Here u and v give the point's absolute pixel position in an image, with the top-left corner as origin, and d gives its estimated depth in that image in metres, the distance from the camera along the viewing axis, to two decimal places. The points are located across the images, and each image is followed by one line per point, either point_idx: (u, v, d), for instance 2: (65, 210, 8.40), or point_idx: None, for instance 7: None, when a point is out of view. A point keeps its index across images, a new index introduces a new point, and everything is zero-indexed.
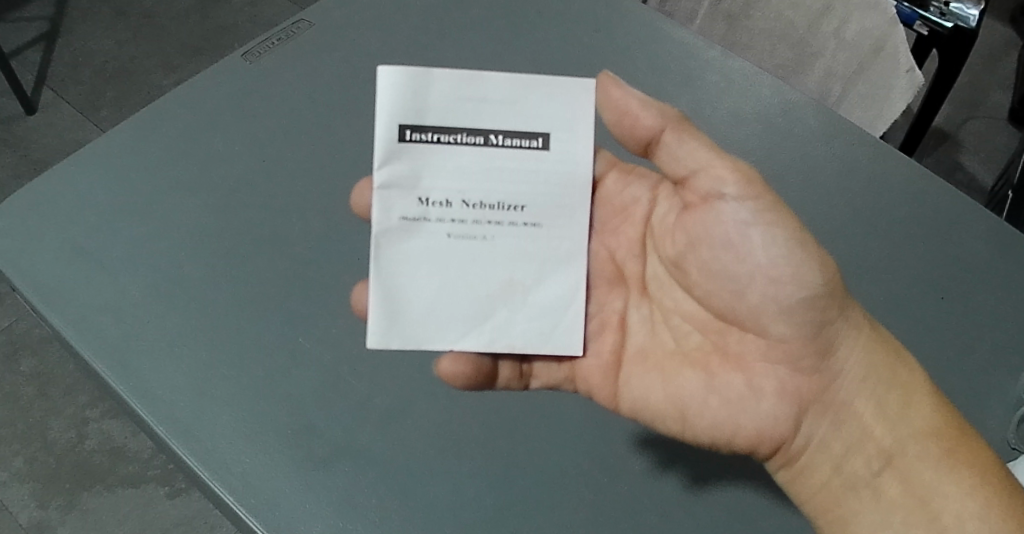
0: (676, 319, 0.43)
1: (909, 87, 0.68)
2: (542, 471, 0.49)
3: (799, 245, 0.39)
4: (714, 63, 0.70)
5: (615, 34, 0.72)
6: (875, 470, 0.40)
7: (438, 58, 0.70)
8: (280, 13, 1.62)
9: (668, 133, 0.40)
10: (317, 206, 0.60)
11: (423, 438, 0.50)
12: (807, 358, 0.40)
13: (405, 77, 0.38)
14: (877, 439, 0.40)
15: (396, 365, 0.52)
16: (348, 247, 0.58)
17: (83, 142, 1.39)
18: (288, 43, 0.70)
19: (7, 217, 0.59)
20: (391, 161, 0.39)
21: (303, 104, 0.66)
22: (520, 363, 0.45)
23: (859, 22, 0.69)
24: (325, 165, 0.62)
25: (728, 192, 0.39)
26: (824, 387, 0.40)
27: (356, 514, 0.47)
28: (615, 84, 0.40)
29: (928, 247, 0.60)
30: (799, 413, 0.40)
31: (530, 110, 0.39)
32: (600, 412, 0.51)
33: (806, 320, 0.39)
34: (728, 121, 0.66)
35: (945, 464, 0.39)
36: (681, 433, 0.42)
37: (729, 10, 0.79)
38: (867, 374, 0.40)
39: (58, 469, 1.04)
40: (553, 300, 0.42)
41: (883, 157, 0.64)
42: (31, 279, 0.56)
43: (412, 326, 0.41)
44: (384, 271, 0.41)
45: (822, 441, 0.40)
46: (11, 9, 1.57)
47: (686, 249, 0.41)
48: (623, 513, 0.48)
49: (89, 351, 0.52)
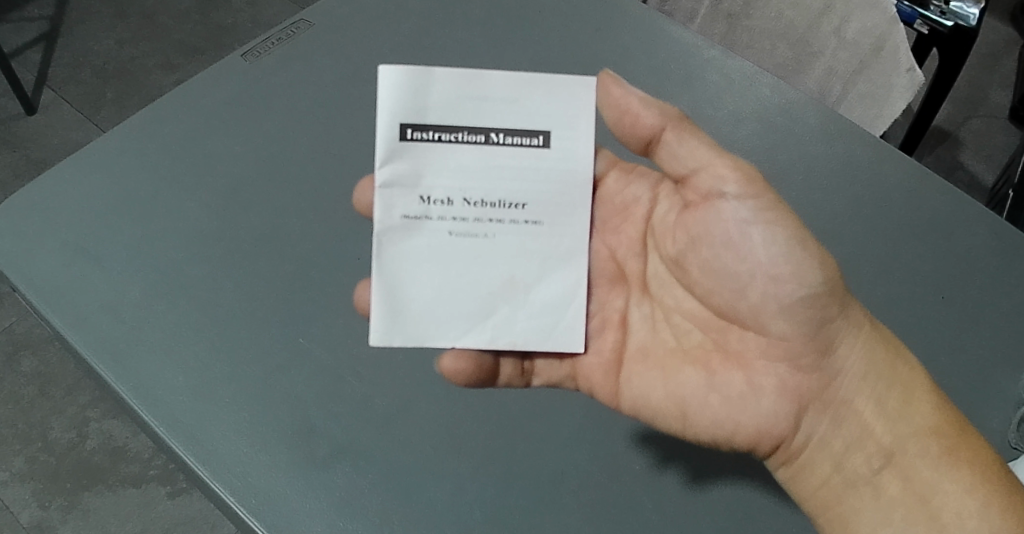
0: (677, 318, 0.43)
1: (909, 86, 0.68)
2: (542, 471, 0.49)
3: (799, 243, 0.39)
4: (714, 62, 0.70)
5: (615, 33, 0.72)
6: (876, 468, 0.40)
7: (438, 57, 0.70)
8: (279, 13, 1.62)
9: (669, 131, 0.40)
10: (317, 205, 0.60)
11: (424, 438, 0.50)
12: (807, 356, 0.40)
13: (407, 76, 0.38)
14: (877, 437, 0.40)
15: (397, 365, 0.52)
16: (348, 246, 0.58)
17: (83, 141, 1.39)
18: (289, 43, 0.70)
19: (6, 217, 0.59)
20: (393, 160, 0.39)
21: (304, 104, 0.66)
22: (522, 361, 0.45)
23: (859, 21, 0.69)
24: (326, 164, 0.62)
25: (728, 191, 0.39)
26: (825, 385, 0.40)
27: (357, 514, 0.47)
28: (615, 82, 0.40)
29: (928, 246, 0.60)
30: (799, 411, 0.40)
31: (530, 108, 0.39)
32: (601, 410, 0.51)
33: (806, 317, 0.39)
34: (729, 120, 0.66)
35: (945, 462, 0.39)
36: (682, 431, 0.42)
37: (728, 10, 0.79)
38: (867, 372, 0.40)
39: (58, 469, 1.04)
40: (554, 298, 0.42)
41: (883, 156, 0.64)
42: (31, 280, 0.56)
43: (414, 324, 0.41)
44: (385, 270, 0.41)
45: (822, 439, 0.40)
46: (11, 10, 1.58)
47: (687, 248, 0.41)
48: (623, 513, 0.48)
49: (89, 351, 0.52)
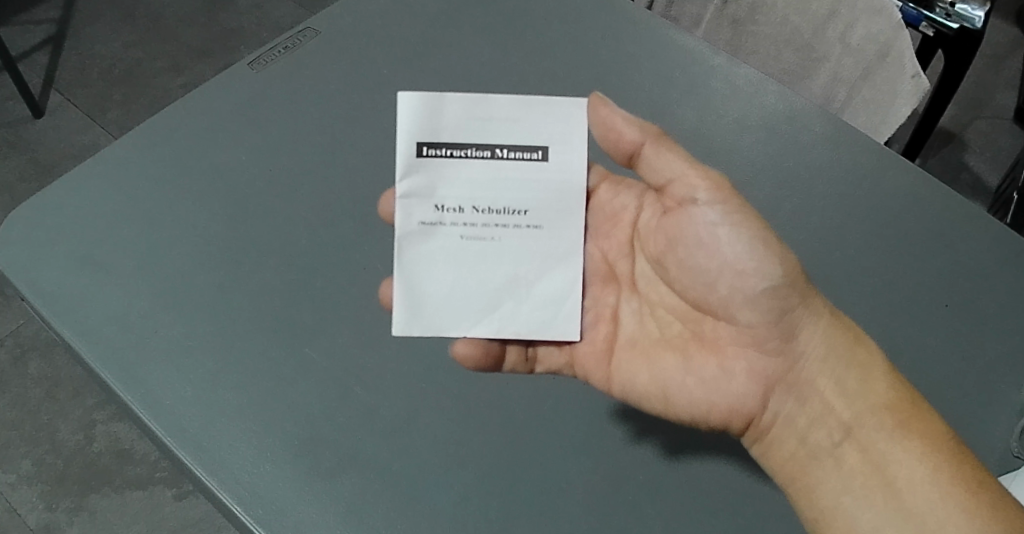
0: (660, 311, 0.49)
1: (914, 92, 0.71)
2: (536, 478, 0.52)
3: (761, 242, 0.44)
4: (719, 70, 0.75)
5: (622, 44, 0.77)
6: (836, 440, 0.44)
7: (464, 69, 0.75)
8: (289, 15, 1.67)
9: (648, 147, 0.45)
10: (351, 213, 0.64)
11: (429, 446, 0.53)
12: (772, 341, 0.45)
13: (422, 101, 0.44)
14: (837, 412, 0.45)
15: (408, 374, 0.56)
16: (374, 254, 0.62)
17: (91, 143, 1.44)
18: (322, 56, 0.75)
19: (19, 230, 0.63)
20: (411, 174, 0.44)
21: (335, 117, 0.71)
22: (525, 348, 0.50)
23: (864, 27, 0.72)
24: (360, 175, 0.67)
25: (700, 198, 0.44)
26: (790, 367, 0.46)
27: (361, 523, 0.50)
28: (603, 103, 0.44)
29: (927, 255, 0.64)
30: (766, 391, 0.46)
31: (530, 127, 0.44)
32: (595, 420, 0.55)
33: (770, 307, 0.45)
34: (732, 127, 0.71)
35: (899, 433, 0.43)
36: (665, 412, 0.47)
37: (734, 15, 0.83)
38: (828, 354, 0.45)
39: (66, 471, 1.09)
40: (553, 293, 0.47)
41: (883, 166, 0.69)
42: (42, 292, 0.59)
43: (432, 317, 0.46)
44: (405, 269, 0.46)
45: (788, 415, 0.46)
46: (18, 14, 1.63)
47: (667, 248, 0.47)
48: (613, 519, 0.51)
49: (98, 362, 0.56)
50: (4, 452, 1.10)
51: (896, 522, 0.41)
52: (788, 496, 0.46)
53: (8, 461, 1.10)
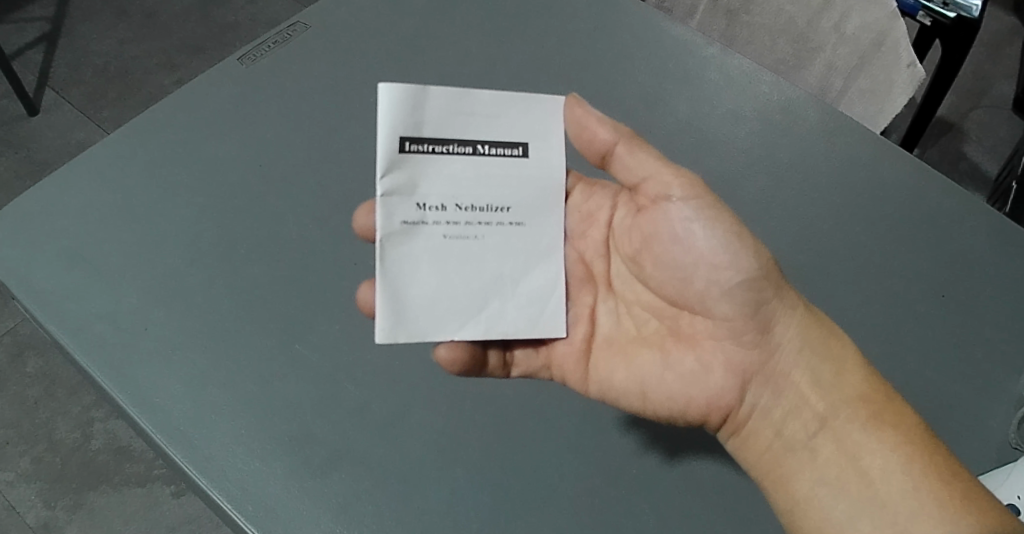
0: (637, 309, 0.50)
1: (910, 82, 0.70)
2: (531, 475, 0.52)
3: (736, 237, 0.45)
4: (714, 60, 0.75)
5: (616, 35, 0.77)
6: (812, 432, 0.45)
7: (458, 62, 0.74)
8: (285, 10, 1.67)
9: (621, 146, 0.47)
10: (344, 209, 0.64)
11: (422, 441, 0.53)
12: (749, 333, 0.46)
13: (404, 95, 0.43)
14: (812, 405, 0.45)
15: (399, 370, 0.56)
16: (367, 249, 0.61)
17: (85, 140, 1.44)
18: (313, 50, 0.75)
19: (9, 228, 0.62)
20: (392, 170, 0.43)
21: (328, 112, 0.70)
22: (503, 352, 0.49)
23: (860, 17, 0.71)
24: (354, 172, 0.66)
25: (674, 195, 0.46)
26: (765, 360, 0.47)
27: (355, 519, 0.50)
28: (579, 103, 0.47)
29: (925, 247, 0.63)
30: (743, 384, 0.46)
31: (510, 123, 0.46)
32: (589, 415, 0.55)
33: (745, 300, 0.46)
34: (727, 118, 0.71)
35: (872, 424, 0.44)
36: (643, 409, 0.48)
37: (728, 6, 0.83)
38: (803, 346, 0.46)
39: (64, 470, 1.09)
40: (538, 289, 0.47)
41: (878, 157, 0.68)
42: (32, 290, 0.59)
43: (418, 320, 0.44)
44: (387, 273, 0.44)
45: (764, 408, 0.47)
46: (11, 10, 1.62)
47: (642, 246, 0.48)
48: (606, 513, 0.51)
49: (88, 360, 0.55)
50: (2, 451, 1.10)
51: (869, 511, 0.42)
52: (765, 490, 0.46)
53: (6, 461, 1.09)
